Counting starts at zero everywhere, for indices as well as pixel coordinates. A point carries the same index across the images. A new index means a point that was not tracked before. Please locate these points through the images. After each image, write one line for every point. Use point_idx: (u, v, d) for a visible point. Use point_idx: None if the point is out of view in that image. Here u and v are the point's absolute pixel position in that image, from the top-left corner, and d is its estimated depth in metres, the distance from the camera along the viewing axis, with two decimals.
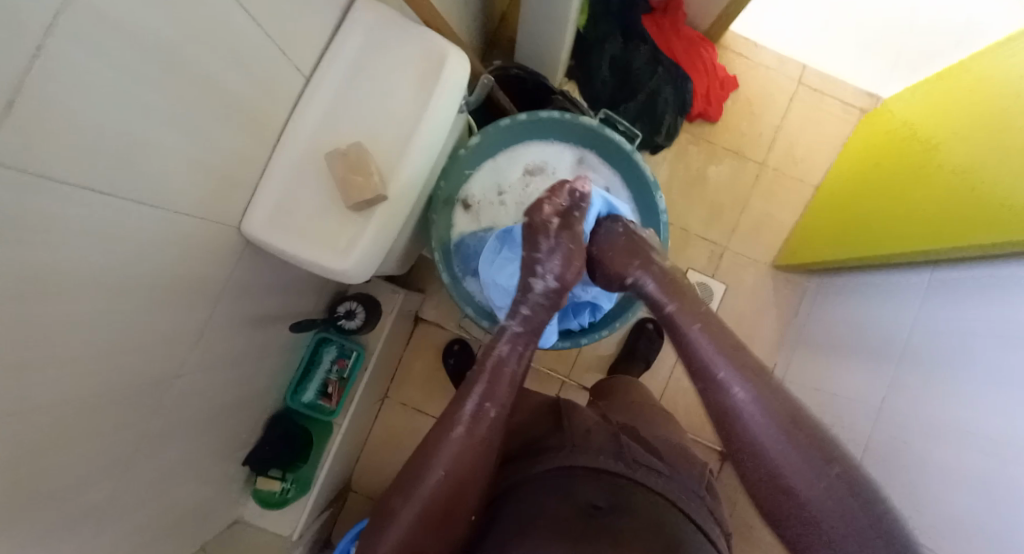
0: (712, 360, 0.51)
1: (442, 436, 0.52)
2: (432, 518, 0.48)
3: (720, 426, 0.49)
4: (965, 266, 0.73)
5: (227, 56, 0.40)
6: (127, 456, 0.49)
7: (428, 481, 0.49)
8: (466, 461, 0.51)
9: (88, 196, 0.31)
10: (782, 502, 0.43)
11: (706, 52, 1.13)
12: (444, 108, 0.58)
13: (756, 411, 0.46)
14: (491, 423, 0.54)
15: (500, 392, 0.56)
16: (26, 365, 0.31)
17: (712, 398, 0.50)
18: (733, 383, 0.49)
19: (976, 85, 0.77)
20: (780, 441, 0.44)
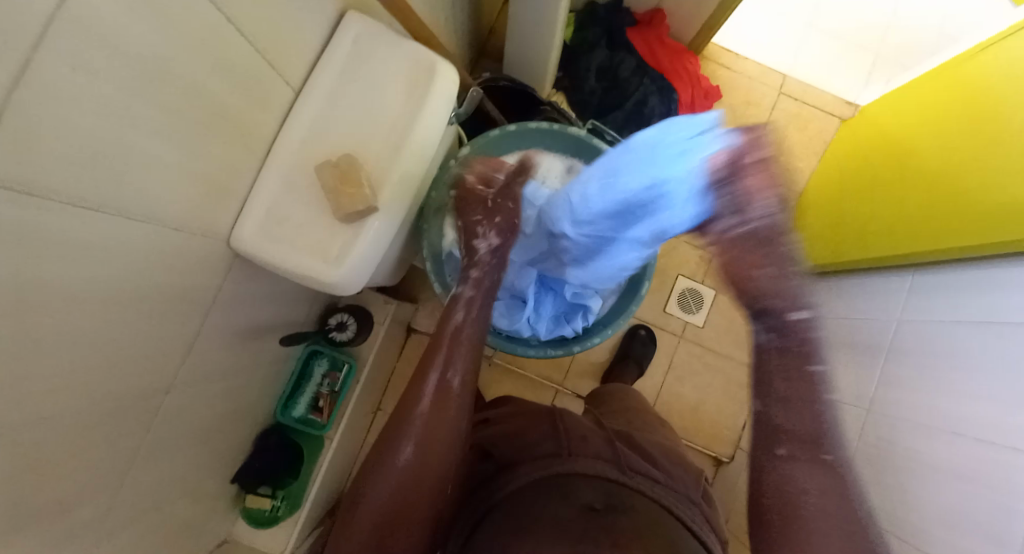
0: (801, 431, 0.52)
1: (411, 406, 0.56)
2: (405, 491, 0.51)
3: (769, 499, 0.51)
4: (958, 267, 0.73)
5: (214, 72, 0.40)
6: (117, 473, 0.49)
7: (402, 457, 0.52)
8: (435, 430, 0.54)
9: (71, 216, 0.31)
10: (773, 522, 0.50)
11: (689, 63, 1.14)
12: (436, 117, 0.58)
13: (816, 500, 0.49)
14: (453, 390, 0.58)
15: (461, 362, 0.60)
16: (12, 386, 0.31)
17: (774, 469, 0.52)
18: (783, 449, 0.52)
19: (967, 86, 0.78)
20: (828, 525, 0.47)
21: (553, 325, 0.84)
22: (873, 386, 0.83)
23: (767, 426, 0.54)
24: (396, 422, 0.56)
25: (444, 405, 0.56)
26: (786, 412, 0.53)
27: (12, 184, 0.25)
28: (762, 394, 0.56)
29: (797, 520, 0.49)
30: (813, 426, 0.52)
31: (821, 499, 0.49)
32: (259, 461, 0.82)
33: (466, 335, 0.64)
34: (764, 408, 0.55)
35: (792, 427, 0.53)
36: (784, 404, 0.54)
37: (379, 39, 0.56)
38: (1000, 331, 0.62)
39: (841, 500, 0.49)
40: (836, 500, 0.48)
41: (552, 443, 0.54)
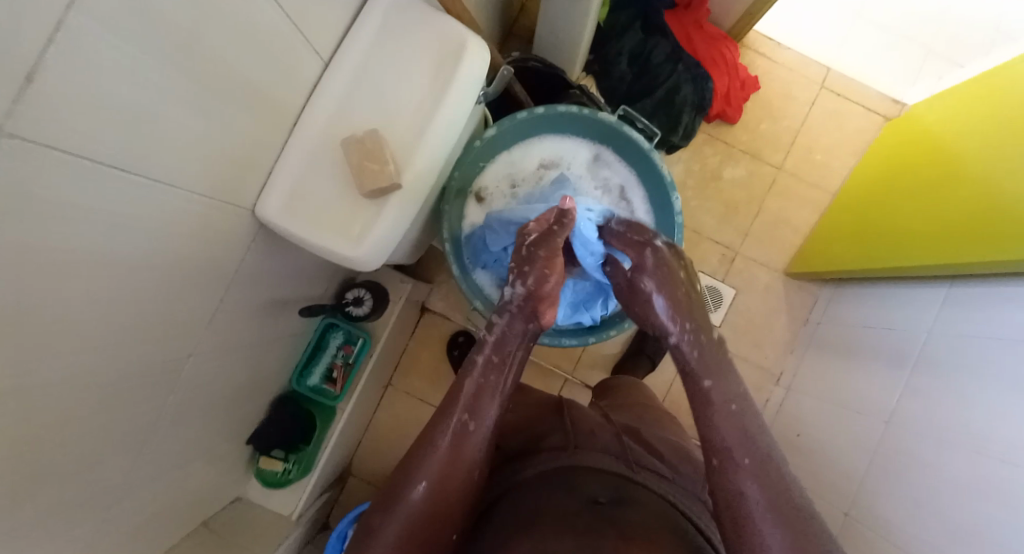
0: (731, 444, 0.47)
1: (425, 448, 0.50)
2: (412, 540, 0.45)
3: (726, 521, 0.44)
4: (994, 281, 0.70)
5: (242, 42, 0.39)
6: (139, 432, 0.51)
7: (412, 497, 0.47)
8: (449, 477, 0.48)
9: (102, 180, 0.31)
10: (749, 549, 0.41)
11: (728, 51, 1.09)
12: (464, 95, 0.57)
13: (763, 507, 0.42)
14: (471, 435, 0.51)
15: (487, 409, 0.53)
16: (44, 344, 0.32)
17: (721, 483, 0.45)
18: (738, 455, 0.46)
19: (1020, 92, 0.74)
20: (778, 532, 0.41)
21: (571, 312, 0.83)
22: (893, 400, 0.81)
23: (706, 446, 0.48)
24: (406, 462, 0.50)
25: (462, 452, 0.50)
26: (708, 428, 0.49)
27: (44, 146, 0.25)
28: (703, 420, 0.50)
29: (753, 537, 0.41)
30: (748, 436, 0.47)
31: (765, 507, 0.42)
32: (273, 428, 0.85)
33: (495, 381, 0.56)
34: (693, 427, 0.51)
35: (731, 439, 0.47)
36: (710, 422, 0.49)
37: (408, 16, 0.55)
38: (1021, 349, 0.60)
39: (787, 505, 0.42)
40: (787, 505, 0.42)
41: (560, 437, 0.55)
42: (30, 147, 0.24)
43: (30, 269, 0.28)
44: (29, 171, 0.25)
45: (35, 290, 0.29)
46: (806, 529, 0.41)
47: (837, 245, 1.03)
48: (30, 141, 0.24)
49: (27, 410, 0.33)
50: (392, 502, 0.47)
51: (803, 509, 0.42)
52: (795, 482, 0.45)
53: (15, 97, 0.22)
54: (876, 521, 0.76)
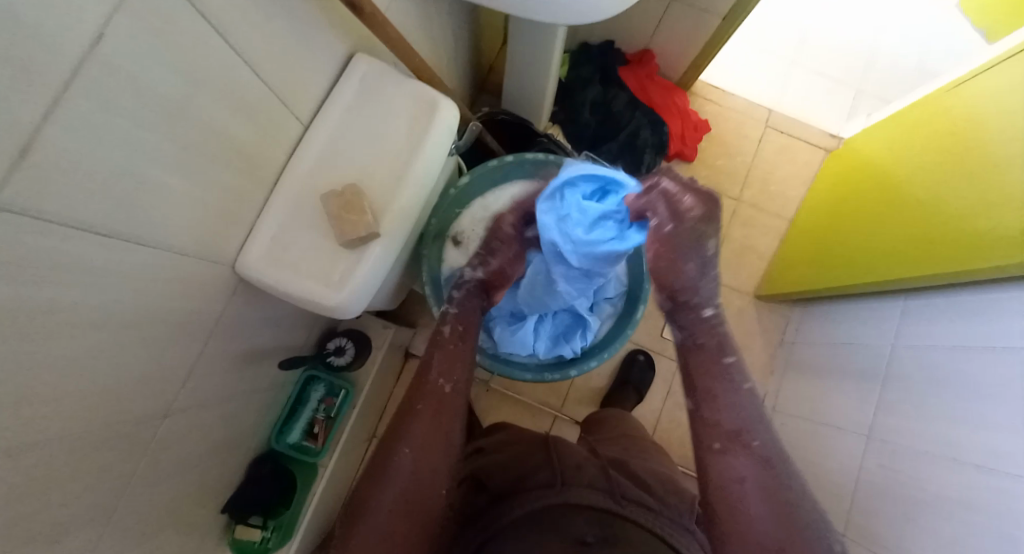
0: (739, 428, 0.56)
1: (407, 418, 0.57)
2: (408, 501, 0.52)
3: (711, 496, 0.54)
4: (954, 292, 0.75)
5: (227, 105, 0.42)
6: (110, 497, 0.49)
7: (398, 465, 0.54)
8: (431, 438, 0.56)
9: (85, 235, 0.32)
10: (734, 524, 0.51)
11: (679, 99, 1.19)
12: (437, 147, 0.60)
13: (757, 488, 0.52)
14: (446, 394, 0.60)
15: (455, 370, 0.62)
16: (9, 407, 0.32)
17: (720, 461, 0.55)
18: (744, 435, 0.55)
19: (949, 123, 0.82)
20: (767, 506, 0.51)
21: (553, 344, 0.84)
22: (870, 413, 0.84)
23: (706, 425, 0.58)
24: (391, 436, 0.56)
25: (441, 410, 0.58)
26: (714, 411, 0.58)
27: (30, 210, 0.27)
28: (704, 405, 0.59)
29: (735, 501, 0.52)
30: (749, 418, 0.57)
31: (762, 487, 0.52)
32: (251, 492, 0.79)
33: (463, 348, 0.65)
34: (697, 410, 0.60)
35: (736, 423, 0.57)
36: (714, 403, 0.59)
37: (386, 77, 0.59)
38: (999, 361, 0.63)
39: (778, 486, 0.52)
40: (775, 487, 0.52)
41: (546, 473, 0.54)
42: (16, 210, 0.26)
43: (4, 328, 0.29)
44: (13, 230, 0.26)
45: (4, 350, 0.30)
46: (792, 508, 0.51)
47: (798, 267, 1.09)
48: (15, 203, 0.25)
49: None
50: (383, 475, 0.53)
51: (789, 486, 0.52)
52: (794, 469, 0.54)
53: (11, 165, 0.24)
54: (867, 535, 0.76)
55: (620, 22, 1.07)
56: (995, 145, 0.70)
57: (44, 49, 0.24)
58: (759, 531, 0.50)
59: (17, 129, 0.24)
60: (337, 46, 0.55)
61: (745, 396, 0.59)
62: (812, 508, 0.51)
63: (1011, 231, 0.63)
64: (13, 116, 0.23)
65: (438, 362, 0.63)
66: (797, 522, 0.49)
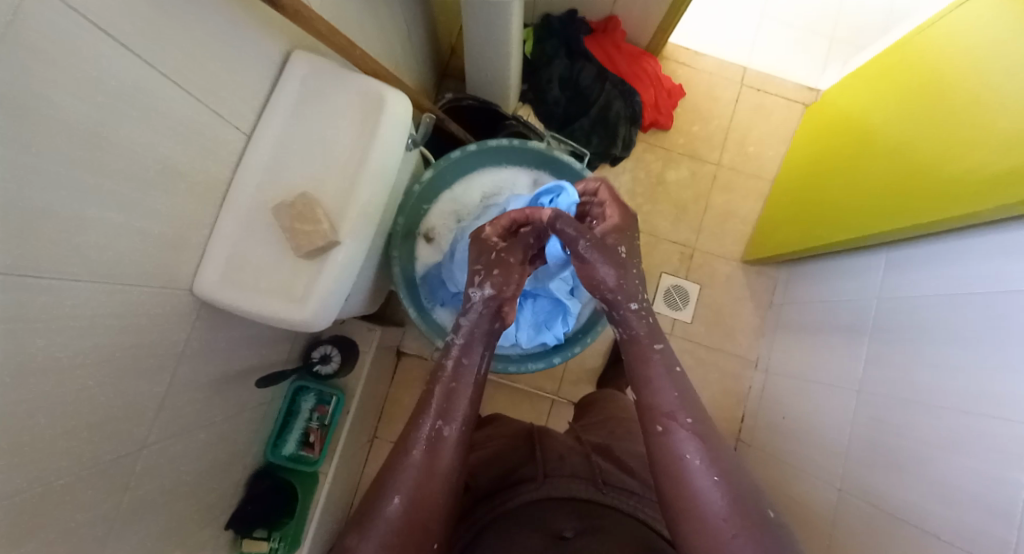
0: (671, 407, 0.53)
1: (398, 462, 0.51)
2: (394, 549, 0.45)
3: (664, 479, 0.49)
4: (941, 240, 0.73)
5: (160, 127, 0.40)
6: (100, 533, 0.48)
7: (387, 513, 0.47)
8: (425, 485, 0.49)
9: (25, 280, 0.31)
10: (686, 507, 0.47)
11: (649, 66, 1.16)
12: (389, 144, 0.58)
13: (703, 466, 0.48)
14: (446, 439, 0.53)
15: (457, 409, 0.55)
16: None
17: (662, 442, 0.51)
18: (675, 411, 0.52)
19: (927, 63, 0.79)
20: (714, 481, 0.47)
21: (535, 332, 0.83)
22: (859, 369, 0.84)
23: (649, 405, 0.54)
24: (380, 480, 0.50)
25: (436, 454, 0.51)
26: (655, 392, 0.54)
27: None
28: (641, 385, 0.56)
29: (687, 482, 0.48)
30: (683, 397, 0.54)
31: (706, 464, 0.48)
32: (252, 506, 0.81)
33: (466, 385, 0.58)
34: (639, 397, 0.55)
35: (670, 403, 0.53)
36: (652, 387, 0.55)
37: (327, 77, 0.56)
38: (990, 306, 0.62)
39: (720, 462, 0.49)
40: (720, 461, 0.49)
41: (529, 467, 0.54)
42: None
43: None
44: None
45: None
46: (745, 487, 0.47)
47: (782, 229, 1.08)
48: None
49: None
50: (367, 523, 0.47)
51: (728, 461, 0.50)
52: (726, 444, 0.52)
53: None
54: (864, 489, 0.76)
55: None
56: (975, 84, 0.68)
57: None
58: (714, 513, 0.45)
59: None
60: (272, 49, 0.52)
61: (676, 378, 0.56)
62: (749, 480, 0.49)
63: (994, 172, 0.61)
64: None
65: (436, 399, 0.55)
66: (742, 494, 0.47)
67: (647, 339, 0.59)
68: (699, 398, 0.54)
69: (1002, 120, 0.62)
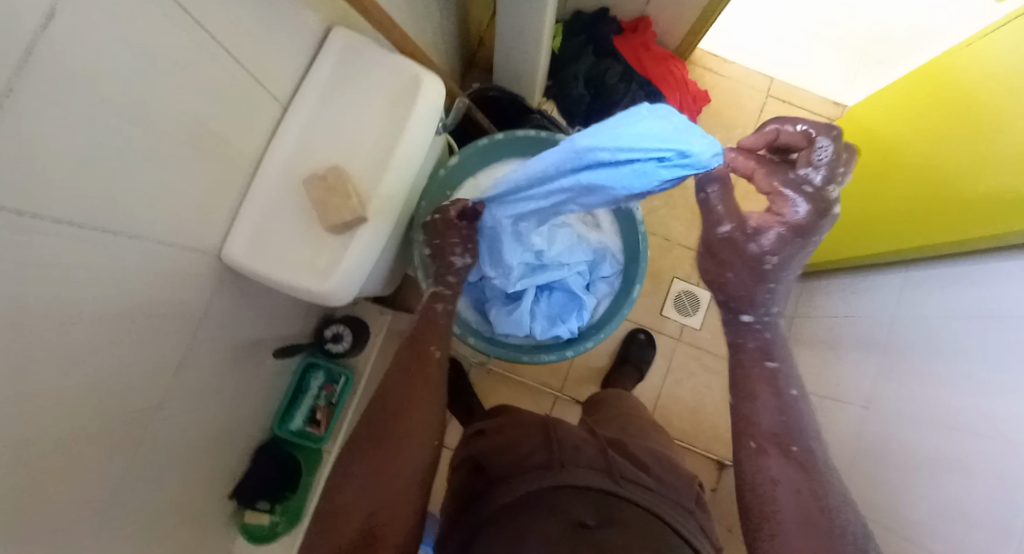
0: (777, 433, 0.53)
1: (400, 376, 0.58)
2: (397, 450, 0.51)
3: (748, 496, 0.51)
4: (963, 261, 0.72)
5: (202, 91, 0.41)
6: (112, 487, 0.50)
7: (396, 421, 0.53)
8: (425, 394, 0.56)
9: (65, 230, 0.32)
10: (765, 524, 0.48)
11: (676, 69, 1.15)
12: (421, 126, 0.59)
13: (790, 492, 0.49)
14: (437, 360, 0.61)
15: (442, 337, 0.65)
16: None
17: (754, 460, 0.52)
18: (792, 440, 0.53)
19: (950, 82, 0.79)
20: (800, 512, 0.47)
21: (549, 325, 0.84)
22: (870, 386, 0.83)
23: (747, 427, 0.55)
24: (382, 392, 0.57)
25: (428, 372, 0.59)
26: (754, 409, 0.56)
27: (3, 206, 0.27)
28: (747, 405, 0.57)
29: (769, 504, 0.49)
30: (786, 423, 0.54)
31: (793, 490, 0.49)
32: (256, 478, 0.81)
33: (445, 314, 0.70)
34: (740, 407, 0.57)
35: (773, 426, 0.54)
36: (761, 402, 0.56)
37: (363, 54, 0.57)
38: (1003, 325, 0.61)
39: (814, 492, 0.49)
40: (814, 492, 0.49)
41: (544, 455, 0.54)
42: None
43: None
44: None
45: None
46: (834, 527, 0.46)
47: None
48: None
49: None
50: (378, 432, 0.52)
51: (829, 497, 0.48)
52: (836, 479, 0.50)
53: None
54: (870, 505, 0.76)
55: None
56: (993, 108, 0.68)
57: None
58: (800, 545, 0.46)
59: None
60: (313, 23, 0.53)
61: (790, 401, 0.56)
62: (851, 520, 0.47)
63: (1012, 198, 0.62)
64: None
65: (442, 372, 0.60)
66: (828, 525, 0.46)
67: (762, 359, 0.59)
68: (816, 433, 0.54)
69: (1013, 144, 0.63)
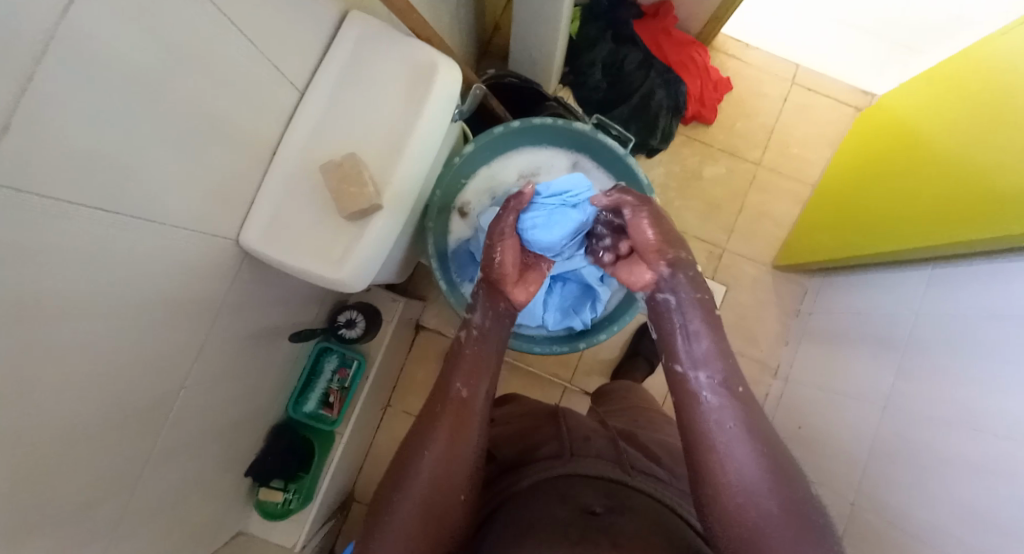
0: (705, 375, 0.54)
1: (430, 421, 0.54)
2: (428, 500, 0.48)
3: (695, 439, 0.51)
4: (985, 260, 0.70)
5: (220, 75, 0.40)
6: (132, 466, 0.51)
7: (421, 468, 0.50)
8: (459, 445, 0.52)
9: (88, 215, 0.33)
10: (716, 467, 0.48)
11: (698, 56, 1.12)
12: (436, 113, 0.58)
13: (736, 428, 0.49)
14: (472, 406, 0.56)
15: (479, 380, 0.59)
16: (17, 390, 0.32)
17: (694, 408, 0.52)
18: (705, 377, 0.53)
19: (984, 72, 0.76)
20: (747, 445, 0.48)
21: (562, 316, 0.84)
22: (887, 386, 0.82)
23: (683, 376, 0.55)
24: (413, 436, 0.54)
25: (464, 423, 0.54)
26: (696, 357, 0.55)
27: (29, 187, 0.27)
28: (673, 358, 0.57)
29: (719, 442, 0.49)
30: (722, 363, 0.54)
31: (738, 424, 0.49)
32: (273, 458, 0.84)
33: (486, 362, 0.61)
34: (679, 362, 0.56)
35: (704, 369, 0.54)
36: (699, 351, 0.56)
37: (380, 40, 0.56)
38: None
39: (753, 427, 0.49)
40: (753, 425, 0.50)
41: (554, 444, 0.54)
42: (18, 192, 0.26)
43: (5, 313, 0.29)
44: (16, 208, 0.26)
45: (9, 336, 0.30)
46: (777, 457, 0.48)
47: (818, 236, 1.05)
48: (11, 183, 0.25)
49: (5, 450, 0.33)
50: (403, 477, 0.50)
51: (764, 430, 0.50)
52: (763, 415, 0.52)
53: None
54: (880, 505, 0.75)
55: None
56: (1023, 104, 0.66)
57: (17, 19, 0.22)
58: (749, 481, 0.46)
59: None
60: (330, 8, 0.53)
61: (720, 340, 0.57)
62: (786, 452, 0.49)
63: None
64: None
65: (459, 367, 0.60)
66: (773, 459, 0.47)
67: (670, 312, 0.60)
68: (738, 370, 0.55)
69: None
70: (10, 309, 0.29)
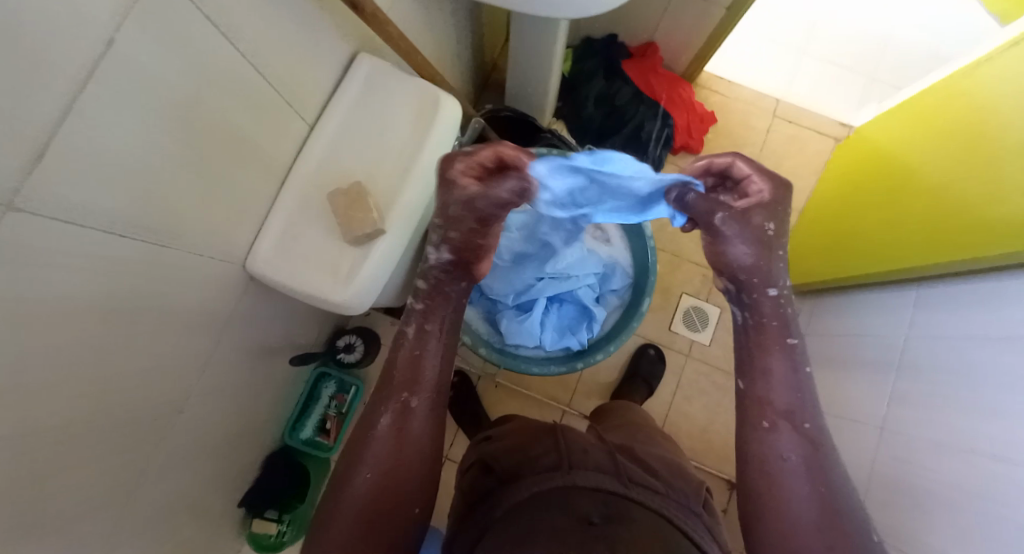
0: (789, 407, 0.54)
1: (367, 435, 0.54)
2: (367, 516, 0.49)
3: (753, 473, 0.52)
4: (974, 280, 0.72)
5: (236, 106, 0.43)
6: (126, 488, 0.51)
7: (357, 484, 0.51)
8: (393, 457, 0.52)
9: (100, 233, 0.34)
10: (767, 503, 0.50)
11: (684, 91, 1.19)
12: (440, 143, 0.62)
13: (799, 469, 0.50)
14: (409, 412, 0.55)
15: (420, 377, 0.57)
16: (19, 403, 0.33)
17: (762, 439, 0.53)
18: (771, 397, 0.55)
19: (958, 102, 0.81)
20: (813, 489, 0.49)
21: (559, 336, 0.86)
22: (883, 404, 0.83)
23: (751, 396, 0.56)
24: (350, 452, 0.54)
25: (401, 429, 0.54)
26: (765, 386, 0.56)
27: (48, 203, 0.29)
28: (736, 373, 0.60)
29: (780, 482, 0.50)
30: (800, 398, 0.54)
31: (804, 469, 0.50)
32: (265, 484, 0.82)
33: (428, 354, 0.59)
34: (750, 387, 0.57)
35: (785, 400, 0.54)
36: (768, 380, 0.56)
37: (387, 75, 0.60)
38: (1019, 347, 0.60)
39: (822, 476, 0.50)
40: (821, 469, 0.50)
41: (553, 457, 0.55)
42: (39, 210, 0.28)
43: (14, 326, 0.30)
44: (37, 224, 0.28)
45: (16, 348, 0.31)
46: (839, 505, 0.48)
47: (811, 259, 1.08)
48: (37, 201, 0.28)
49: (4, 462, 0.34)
50: (338, 494, 0.51)
51: (835, 471, 0.50)
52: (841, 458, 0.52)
53: (27, 165, 0.26)
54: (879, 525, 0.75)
55: (623, 14, 1.06)
56: (995, 133, 0.71)
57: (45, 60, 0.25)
58: (798, 523, 0.48)
59: (32, 129, 0.26)
60: (340, 47, 0.57)
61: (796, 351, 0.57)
62: (848, 494, 0.49)
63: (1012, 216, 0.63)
64: (30, 114, 0.25)
65: (399, 369, 0.57)
66: (836, 509, 0.48)
67: (770, 323, 0.59)
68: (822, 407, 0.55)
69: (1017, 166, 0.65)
70: (20, 319, 0.30)
